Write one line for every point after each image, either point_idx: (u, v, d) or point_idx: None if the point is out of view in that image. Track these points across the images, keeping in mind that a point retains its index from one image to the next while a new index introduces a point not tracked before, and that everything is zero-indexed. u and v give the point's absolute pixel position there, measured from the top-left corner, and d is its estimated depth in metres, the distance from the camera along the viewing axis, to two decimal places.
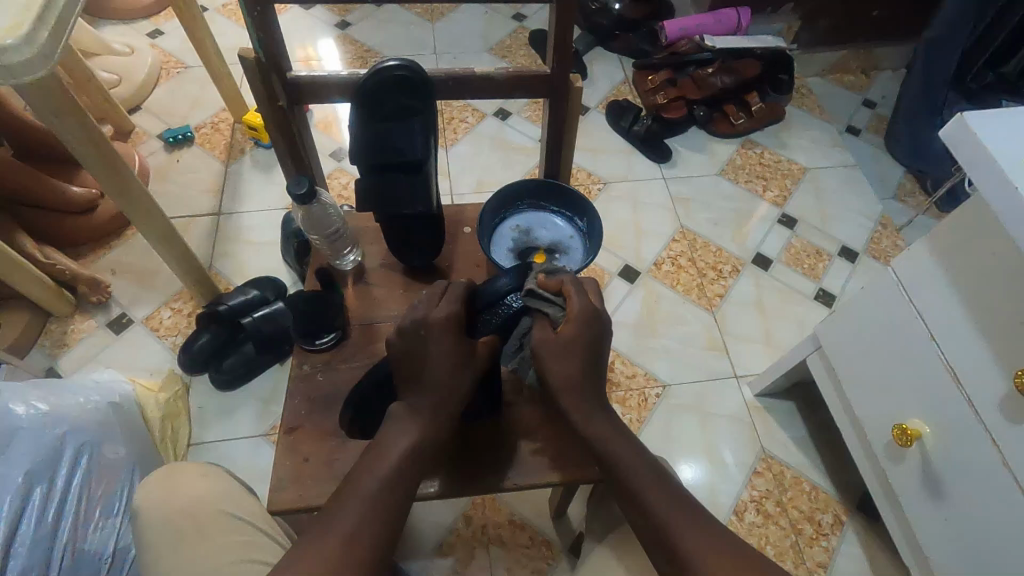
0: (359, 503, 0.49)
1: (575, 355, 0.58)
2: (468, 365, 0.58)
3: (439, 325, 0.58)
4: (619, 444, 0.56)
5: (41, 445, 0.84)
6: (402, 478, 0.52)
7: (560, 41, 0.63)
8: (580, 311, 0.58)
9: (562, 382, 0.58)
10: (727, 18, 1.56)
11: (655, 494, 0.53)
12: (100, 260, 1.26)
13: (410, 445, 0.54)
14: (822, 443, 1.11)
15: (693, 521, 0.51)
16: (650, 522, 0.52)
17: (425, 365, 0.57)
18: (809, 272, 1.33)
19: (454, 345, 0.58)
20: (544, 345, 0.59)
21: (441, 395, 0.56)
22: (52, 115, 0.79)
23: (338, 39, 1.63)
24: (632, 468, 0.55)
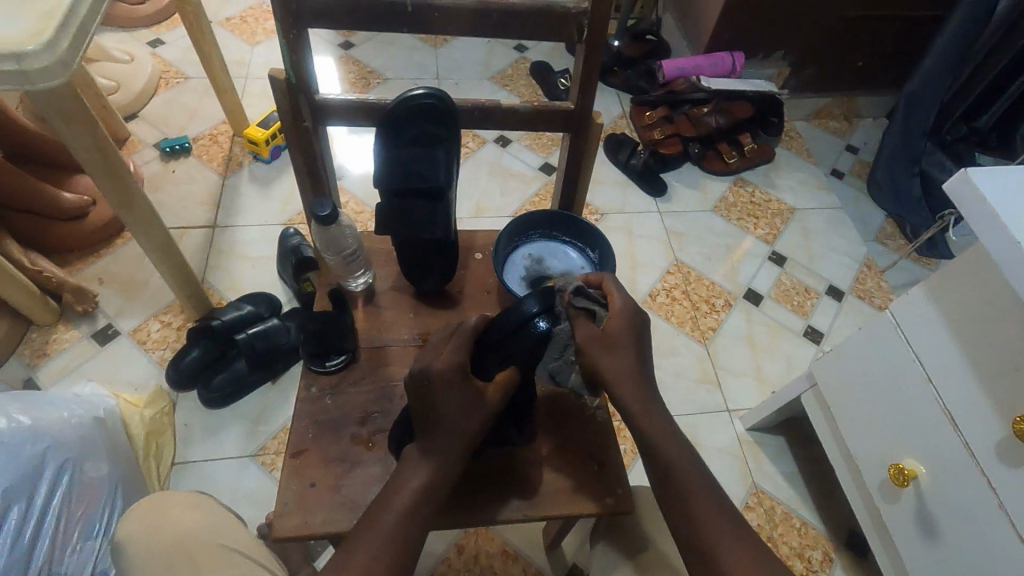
0: (373, 546, 0.49)
1: (623, 348, 0.58)
2: (478, 410, 0.55)
3: (448, 374, 0.54)
4: (672, 447, 0.55)
5: (20, 463, 0.79)
6: (415, 524, 0.52)
7: (584, 79, 0.65)
8: (624, 306, 0.59)
9: (616, 375, 0.57)
10: (720, 62, 1.61)
11: (699, 497, 0.53)
12: (87, 268, 1.23)
13: (422, 488, 0.53)
14: (811, 478, 1.13)
15: (733, 529, 0.52)
16: (696, 529, 0.52)
17: (433, 411, 0.54)
18: (798, 309, 1.36)
19: (464, 390, 0.54)
20: (597, 339, 0.57)
21: (451, 441, 0.54)
22: (61, 121, 0.78)
23: (341, 59, 1.64)
24: (681, 469, 0.54)
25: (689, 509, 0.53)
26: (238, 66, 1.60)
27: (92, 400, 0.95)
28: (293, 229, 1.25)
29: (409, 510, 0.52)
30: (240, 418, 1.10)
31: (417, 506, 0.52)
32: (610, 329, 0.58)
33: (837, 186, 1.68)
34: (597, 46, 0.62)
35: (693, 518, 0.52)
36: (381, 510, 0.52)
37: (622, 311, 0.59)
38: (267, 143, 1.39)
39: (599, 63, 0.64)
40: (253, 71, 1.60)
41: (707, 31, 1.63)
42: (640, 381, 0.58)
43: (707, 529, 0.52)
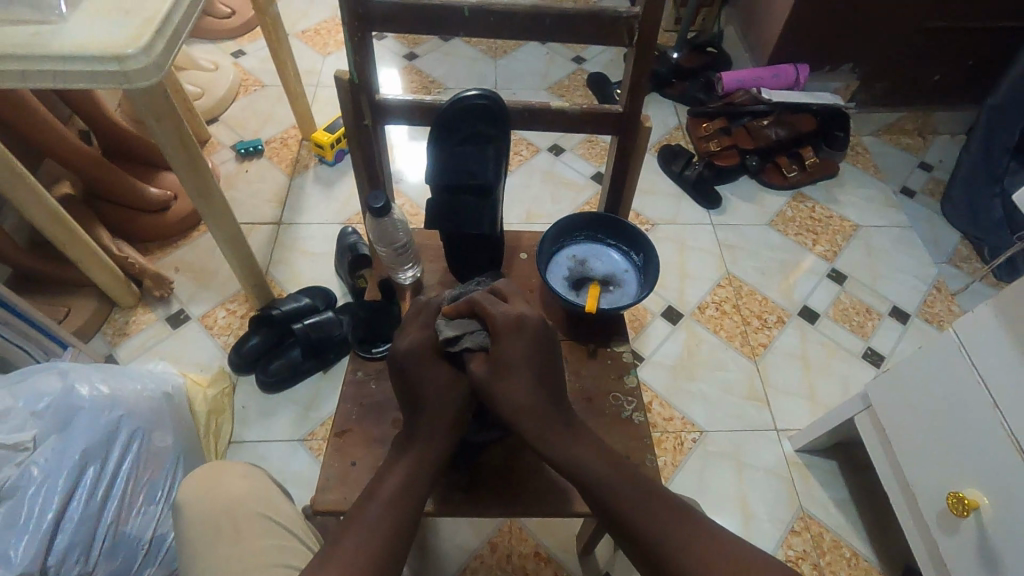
0: (376, 520, 0.51)
1: (519, 369, 0.58)
2: (457, 384, 0.60)
3: (421, 355, 0.60)
4: (594, 464, 0.55)
5: (98, 427, 0.87)
6: (413, 497, 0.54)
7: (635, 82, 0.66)
8: (501, 324, 0.59)
9: (512, 410, 0.57)
10: (783, 74, 1.58)
11: (635, 512, 0.51)
12: (165, 257, 1.33)
13: (414, 462, 0.56)
14: (865, 506, 1.07)
15: (678, 532, 0.50)
16: (643, 546, 0.51)
17: (415, 391, 0.60)
18: (858, 330, 1.30)
19: (440, 370, 0.61)
20: (484, 376, 0.58)
21: (436, 417, 0.59)
22: (151, 118, 0.85)
23: (405, 69, 1.71)
24: (614, 488, 0.53)
25: (632, 530, 0.51)
26: (310, 75, 1.70)
27: (162, 376, 1.03)
28: (351, 228, 1.31)
29: (404, 485, 0.54)
30: (292, 404, 1.15)
31: (410, 483, 0.54)
32: (494, 355, 0.59)
33: (907, 204, 1.59)
34: (649, 50, 0.63)
35: (635, 537, 0.51)
36: (376, 492, 0.53)
37: (503, 329, 0.59)
38: (331, 146, 1.47)
39: (649, 67, 0.65)
40: (323, 80, 1.69)
41: (771, 42, 1.60)
42: (541, 407, 0.58)
43: (657, 544, 0.50)
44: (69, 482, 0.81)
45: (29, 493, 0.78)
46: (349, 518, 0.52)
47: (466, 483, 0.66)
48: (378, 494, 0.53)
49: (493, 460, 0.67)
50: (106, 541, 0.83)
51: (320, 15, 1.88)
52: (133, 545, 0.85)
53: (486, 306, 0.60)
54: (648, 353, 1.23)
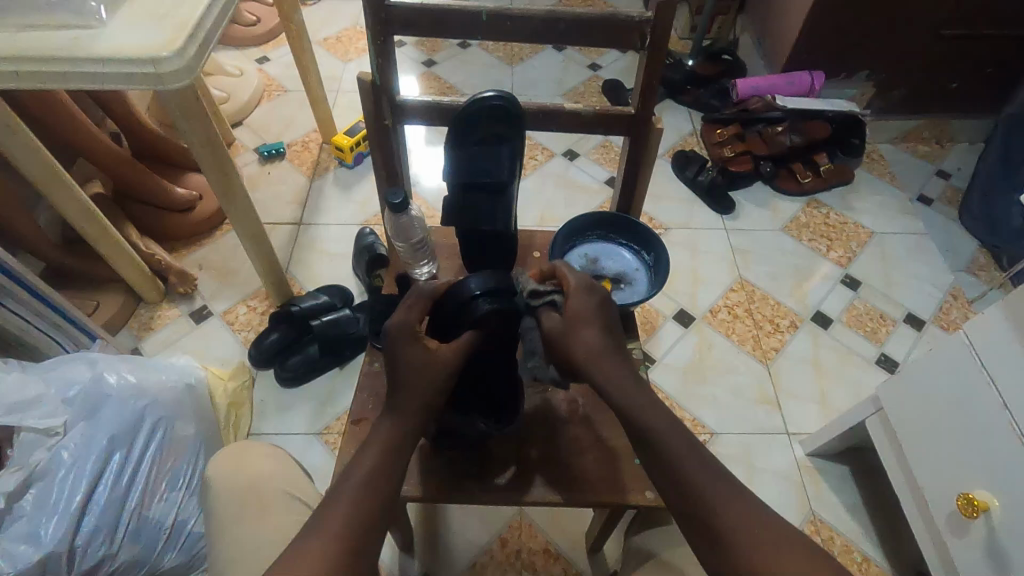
0: (358, 496, 0.48)
1: (589, 321, 0.58)
2: (433, 364, 0.55)
3: (401, 332, 0.55)
4: (645, 405, 0.55)
5: (125, 414, 0.91)
6: (393, 474, 0.51)
7: (646, 85, 0.68)
8: (578, 283, 0.60)
9: (586, 352, 0.57)
10: (798, 81, 1.59)
11: (690, 467, 0.51)
12: (189, 255, 1.37)
13: (391, 438, 0.53)
14: (876, 512, 1.06)
15: (729, 490, 0.50)
16: (691, 499, 0.50)
17: (392, 369, 0.55)
18: (871, 336, 1.30)
19: (416, 349, 0.55)
20: (556, 326, 0.59)
21: (410, 399, 0.54)
22: (182, 119, 0.89)
23: (423, 75, 1.75)
24: (671, 441, 0.53)
25: (683, 483, 0.51)
26: (331, 81, 1.75)
27: (185, 368, 1.07)
28: (369, 229, 1.34)
29: (380, 461, 0.51)
30: (308, 399, 1.18)
31: (387, 459, 0.51)
32: (569, 306, 0.59)
33: (924, 211, 1.59)
34: (660, 53, 0.65)
35: (687, 489, 0.51)
36: (353, 468, 0.50)
37: (576, 286, 0.60)
38: (351, 150, 1.51)
39: (660, 72, 0.67)
40: (344, 86, 1.74)
41: (786, 50, 1.62)
42: (614, 359, 0.57)
43: (707, 499, 0.50)
44: (96, 467, 0.84)
45: (58, 476, 0.81)
46: (329, 497, 0.49)
47: (479, 470, 0.68)
48: (356, 470, 0.50)
49: (506, 449, 0.69)
50: (130, 525, 0.86)
51: (342, 23, 1.93)
52: (154, 529, 0.88)
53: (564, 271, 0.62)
54: (660, 355, 1.24)
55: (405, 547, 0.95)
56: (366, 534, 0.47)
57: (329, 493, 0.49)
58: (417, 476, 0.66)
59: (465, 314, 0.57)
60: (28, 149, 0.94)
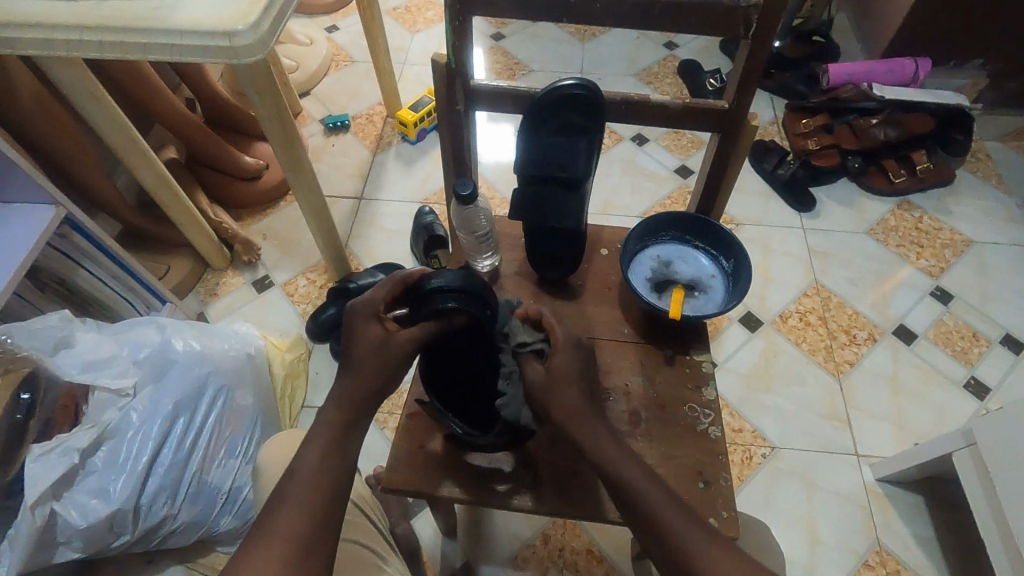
0: (302, 504, 0.49)
1: (572, 380, 0.56)
2: (387, 347, 0.56)
3: (364, 309, 0.58)
4: (617, 453, 0.52)
5: (189, 381, 0.93)
6: (339, 474, 0.51)
7: (745, 78, 0.62)
8: (564, 337, 0.58)
9: (564, 412, 0.54)
10: (899, 70, 1.44)
11: (658, 504, 0.49)
12: (254, 224, 1.40)
13: (333, 437, 0.53)
14: (951, 548, 0.98)
15: (695, 526, 0.48)
16: (659, 540, 0.48)
17: (347, 345, 0.57)
18: (960, 356, 1.19)
19: (374, 329, 0.57)
20: (538, 382, 0.56)
21: (360, 382, 0.55)
22: (254, 93, 0.89)
23: (490, 49, 1.70)
24: (635, 480, 0.51)
25: (651, 524, 0.49)
26: (398, 52, 1.72)
27: (245, 337, 1.09)
28: (428, 208, 1.32)
29: (322, 461, 0.51)
30: None
31: (328, 460, 0.52)
32: (555, 362, 0.57)
33: None
34: (764, 44, 0.59)
35: (654, 530, 0.49)
36: (295, 467, 0.51)
37: (563, 343, 0.58)
38: (415, 125, 1.49)
39: (762, 63, 0.61)
40: (411, 58, 1.71)
41: (890, 32, 1.47)
42: (578, 404, 0.55)
43: (675, 540, 0.48)
44: (162, 431, 0.87)
45: (127, 436, 0.85)
46: (274, 500, 0.50)
47: (530, 479, 0.65)
48: (298, 471, 0.51)
49: (562, 458, 0.66)
50: (191, 488, 0.90)
51: None
52: (213, 494, 0.92)
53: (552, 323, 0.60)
54: (722, 359, 1.18)
55: (448, 534, 0.95)
56: (315, 538, 0.48)
57: (273, 495, 0.50)
58: (470, 478, 0.65)
59: (429, 305, 0.58)
60: (110, 116, 0.96)
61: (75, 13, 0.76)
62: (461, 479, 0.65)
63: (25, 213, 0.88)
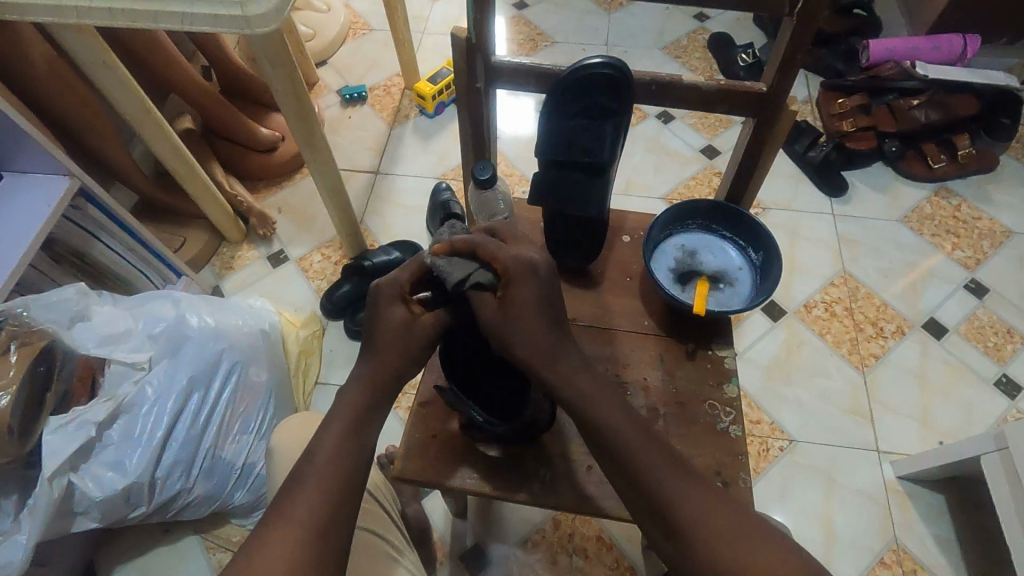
0: (319, 490, 0.47)
1: (532, 315, 0.52)
2: (411, 331, 0.54)
3: (388, 290, 0.55)
4: (590, 390, 0.51)
5: (204, 357, 0.93)
6: (357, 461, 0.50)
7: (787, 60, 0.57)
8: (510, 264, 0.53)
9: (529, 352, 0.52)
10: (946, 45, 1.37)
11: (639, 447, 0.48)
12: (270, 197, 1.38)
13: (352, 423, 0.51)
14: (972, 550, 0.96)
15: (677, 470, 0.47)
16: (637, 481, 0.47)
17: (371, 326, 0.55)
18: (993, 352, 1.14)
19: (399, 312, 0.54)
20: (497, 319, 0.52)
21: (381, 365, 0.54)
22: (268, 64, 0.86)
23: (512, 18, 1.64)
24: (614, 424, 0.49)
25: (628, 466, 0.48)
26: (417, 21, 1.67)
27: (260, 313, 1.08)
28: (445, 185, 1.29)
29: (340, 447, 0.50)
30: None
31: (346, 446, 0.50)
32: (508, 297, 0.53)
33: None
34: (811, 23, 0.54)
35: (632, 472, 0.48)
36: (313, 452, 0.49)
37: (514, 272, 0.53)
38: (433, 98, 1.44)
39: (809, 41, 0.56)
40: (430, 27, 1.65)
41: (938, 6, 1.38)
42: (553, 344, 0.53)
43: (652, 480, 0.47)
44: (176, 407, 0.88)
45: (142, 410, 0.85)
46: (290, 483, 0.48)
47: (545, 474, 0.63)
48: (316, 455, 0.49)
49: (577, 453, 0.64)
50: (205, 462, 0.91)
51: None
52: (227, 468, 0.93)
53: (492, 251, 0.54)
54: (743, 349, 1.15)
55: (459, 516, 0.95)
56: (331, 527, 0.46)
57: (290, 478, 0.49)
58: (483, 470, 0.64)
59: (454, 289, 0.56)
60: (123, 86, 0.94)
61: None
62: (474, 471, 0.63)
63: (40, 184, 0.87)
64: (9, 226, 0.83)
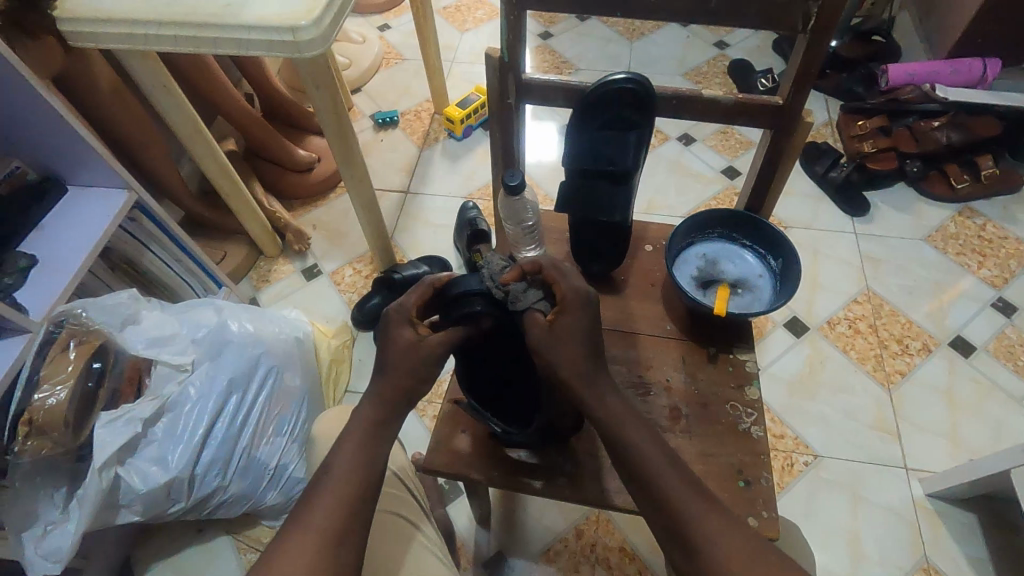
0: (336, 490, 0.50)
1: (578, 338, 0.54)
2: (417, 350, 0.55)
3: (395, 315, 0.57)
4: (603, 392, 0.53)
5: (243, 360, 0.97)
6: (375, 464, 0.52)
7: (801, 75, 0.61)
8: (570, 292, 0.55)
9: (572, 372, 0.53)
10: (966, 70, 1.39)
11: (673, 485, 0.48)
12: (306, 215, 1.45)
13: (377, 418, 0.54)
14: (1007, 571, 0.94)
15: (708, 506, 0.47)
16: (662, 512, 0.48)
17: (382, 348, 0.56)
18: (1022, 371, 1.13)
19: (407, 333, 0.55)
20: (540, 341, 0.53)
21: (393, 385, 0.55)
22: (313, 86, 0.92)
23: (538, 48, 1.71)
24: (648, 457, 0.50)
25: (652, 485, 0.49)
26: (448, 51, 1.75)
27: (296, 322, 1.12)
28: (472, 203, 1.35)
29: (354, 454, 0.52)
30: None
31: (366, 449, 0.53)
32: (559, 321, 0.54)
33: None
34: (823, 41, 0.58)
35: (661, 503, 0.48)
36: (339, 445, 0.53)
37: (569, 299, 0.55)
38: (461, 122, 1.51)
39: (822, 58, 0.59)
40: (459, 56, 1.74)
41: (957, 31, 1.41)
42: (587, 369, 0.53)
43: (669, 494, 0.48)
44: (217, 407, 0.92)
45: (185, 409, 0.90)
46: (312, 486, 0.51)
47: (571, 472, 0.65)
48: (334, 464, 0.52)
49: (601, 451, 0.66)
50: (241, 462, 0.95)
51: None
52: (261, 469, 0.97)
53: (554, 275, 0.56)
54: (766, 364, 1.15)
55: (482, 522, 0.97)
56: (348, 528, 0.48)
57: (315, 476, 0.52)
58: (510, 464, 0.66)
59: (457, 309, 0.56)
60: (179, 109, 1.02)
61: (154, 9, 0.81)
62: (501, 465, 0.66)
63: (101, 197, 0.94)
64: (72, 234, 0.89)
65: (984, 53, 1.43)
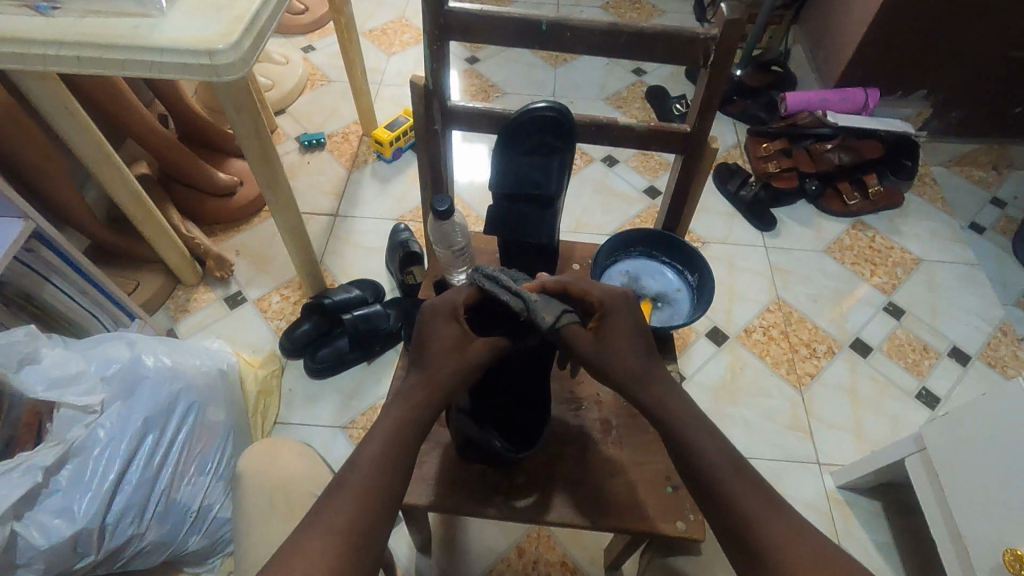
0: (341, 513, 0.45)
1: (625, 332, 0.56)
2: (463, 353, 0.55)
3: (443, 310, 0.56)
4: (647, 372, 0.55)
5: (160, 397, 0.92)
6: (399, 470, 0.49)
7: (704, 105, 0.66)
8: (605, 296, 0.57)
9: (624, 362, 0.55)
10: (852, 98, 1.54)
11: (708, 448, 0.50)
12: (228, 240, 1.39)
13: (402, 419, 0.52)
14: (908, 551, 1.03)
15: (760, 494, 0.48)
16: (700, 472, 0.50)
17: (423, 342, 0.56)
18: (913, 368, 1.25)
19: (451, 330, 0.56)
20: (589, 350, 0.55)
21: (430, 380, 0.54)
22: (234, 111, 0.90)
23: (465, 72, 1.74)
24: (717, 467, 0.49)
25: (687, 450, 0.51)
26: (375, 73, 1.75)
27: (218, 354, 1.08)
28: (403, 225, 1.34)
29: (386, 447, 0.49)
30: (336, 391, 1.19)
31: (392, 452, 0.49)
32: (602, 324, 0.57)
33: (974, 239, 1.52)
34: (722, 73, 0.63)
35: (728, 509, 0.48)
36: (358, 456, 0.49)
37: (606, 299, 0.57)
38: (390, 144, 1.51)
39: (723, 88, 0.65)
40: (387, 79, 1.74)
41: (842, 64, 1.57)
42: (629, 347, 0.55)
43: (705, 456, 0.50)
44: (131, 447, 0.85)
45: (93, 452, 0.82)
46: (332, 489, 0.47)
47: (506, 486, 0.67)
48: (359, 462, 0.48)
49: (535, 468, 0.68)
50: (159, 506, 0.88)
51: (387, 15, 1.92)
52: (182, 512, 0.91)
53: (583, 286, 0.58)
54: (690, 373, 1.22)
55: (422, 550, 0.95)
56: (365, 539, 0.44)
57: (333, 482, 0.47)
58: (448, 487, 0.66)
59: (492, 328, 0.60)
60: (84, 133, 0.96)
61: (54, 30, 0.76)
62: (434, 489, 0.66)
63: None
64: None
65: (866, 83, 1.59)
